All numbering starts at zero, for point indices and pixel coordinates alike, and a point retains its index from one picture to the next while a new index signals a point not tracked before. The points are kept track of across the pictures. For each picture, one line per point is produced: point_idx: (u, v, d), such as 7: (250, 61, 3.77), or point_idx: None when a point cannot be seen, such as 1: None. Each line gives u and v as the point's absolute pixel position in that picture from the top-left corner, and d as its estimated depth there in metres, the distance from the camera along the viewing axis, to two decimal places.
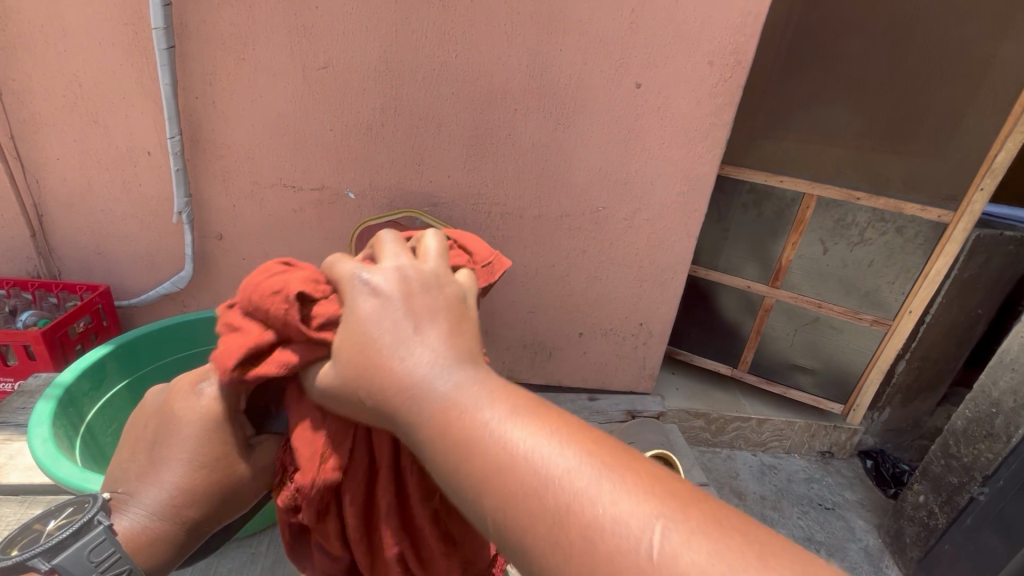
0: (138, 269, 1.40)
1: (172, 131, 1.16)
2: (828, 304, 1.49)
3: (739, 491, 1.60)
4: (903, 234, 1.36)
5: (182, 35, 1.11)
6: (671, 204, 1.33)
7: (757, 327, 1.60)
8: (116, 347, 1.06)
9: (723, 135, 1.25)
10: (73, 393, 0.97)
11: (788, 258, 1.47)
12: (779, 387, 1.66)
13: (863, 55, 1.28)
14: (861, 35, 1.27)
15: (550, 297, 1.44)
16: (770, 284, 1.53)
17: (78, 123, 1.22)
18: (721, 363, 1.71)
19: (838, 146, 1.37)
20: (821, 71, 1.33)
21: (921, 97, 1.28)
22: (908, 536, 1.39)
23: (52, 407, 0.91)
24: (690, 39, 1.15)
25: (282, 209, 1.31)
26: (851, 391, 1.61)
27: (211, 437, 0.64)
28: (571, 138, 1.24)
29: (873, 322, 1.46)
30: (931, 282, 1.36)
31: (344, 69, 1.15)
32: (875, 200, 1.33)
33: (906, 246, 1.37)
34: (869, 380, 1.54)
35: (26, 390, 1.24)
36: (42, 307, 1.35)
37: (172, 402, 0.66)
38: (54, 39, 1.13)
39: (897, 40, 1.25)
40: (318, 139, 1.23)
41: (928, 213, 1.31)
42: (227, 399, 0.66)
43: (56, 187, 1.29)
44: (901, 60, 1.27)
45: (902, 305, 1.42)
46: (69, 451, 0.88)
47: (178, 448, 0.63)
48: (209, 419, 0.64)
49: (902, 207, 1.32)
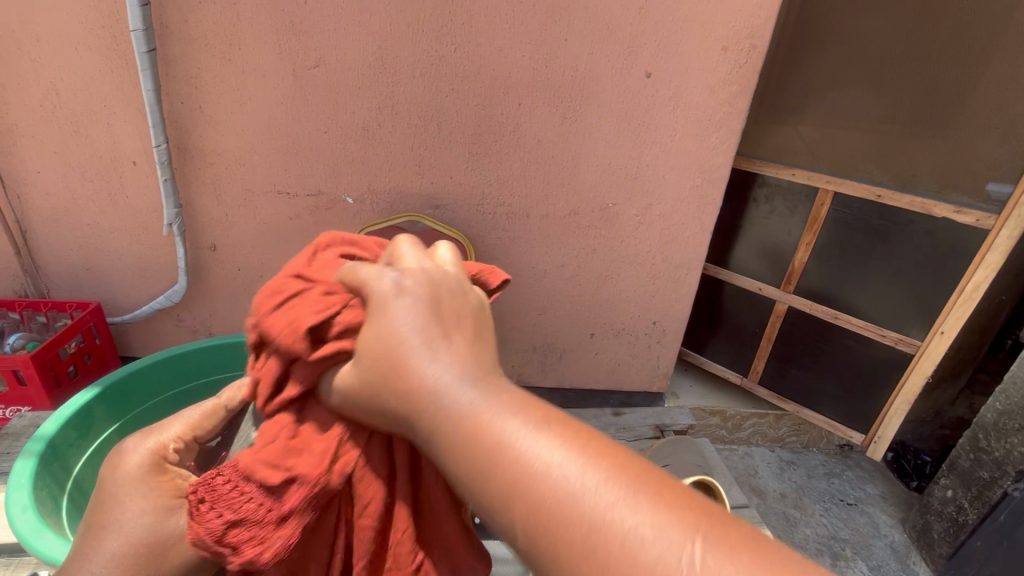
0: (130, 284, 1.34)
1: (158, 139, 1.10)
2: (846, 314, 1.41)
3: (758, 489, 1.56)
4: (935, 239, 1.23)
5: (164, 37, 1.04)
6: (684, 197, 1.28)
7: (769, 334, 1.57)
8: (102, 390, 1.02)
9: (738, 124, 1.20)
10: (57, 444, 0.94)
11: (802, 261, 1.43)
12: (791, 404, 1.60)
13: (881, 36, 1.24)
14: (881, 11, 1.23)
15: (560, 298, 1.39)
16: (783, 287, 1.49)
17: (58, 133, 1.15)
18: (731, 371, 1.68)
19: (857, 134, 1.33)
20: (837, 57, 1.32)
21: (953, 78, 1.18)
22: (936, 532, 1.36)
23: (32, 467, 0.88)
24: (702, 23, 1.09)
25: (278, 216, 1.25)
26: (872, 420, 1.48)
27: (142, 488, 0.56)
28: (578, 132, 1.18)
29: (898, 341, 1.35)
30: (969, 298, 1.21)
31: (336, 67, 1.09)
32: (896, 199, 1.25)
33: (938, 254, 1.24)
34: (894, 409, 1.41)
35: (10, 431, 1.18)
36: (31, 328, 1.29)
37: (108, 465, 0.60)
38: (28, 46, 1.06)
39: (920, 16, 1.18)
40: (312, 142, 1.16)
41: (963, 215, 1.17)
42: (155, 451, 0.60)
43: (39, 201, 1.23)
44: (928, 37, 1.19)
45: (935, 325, 1.28)
46: (52, 515, 0.85)
47: (128, 498, 0.56)
48: (130, 475, 0.58)
49: (930, 209, 1.21)
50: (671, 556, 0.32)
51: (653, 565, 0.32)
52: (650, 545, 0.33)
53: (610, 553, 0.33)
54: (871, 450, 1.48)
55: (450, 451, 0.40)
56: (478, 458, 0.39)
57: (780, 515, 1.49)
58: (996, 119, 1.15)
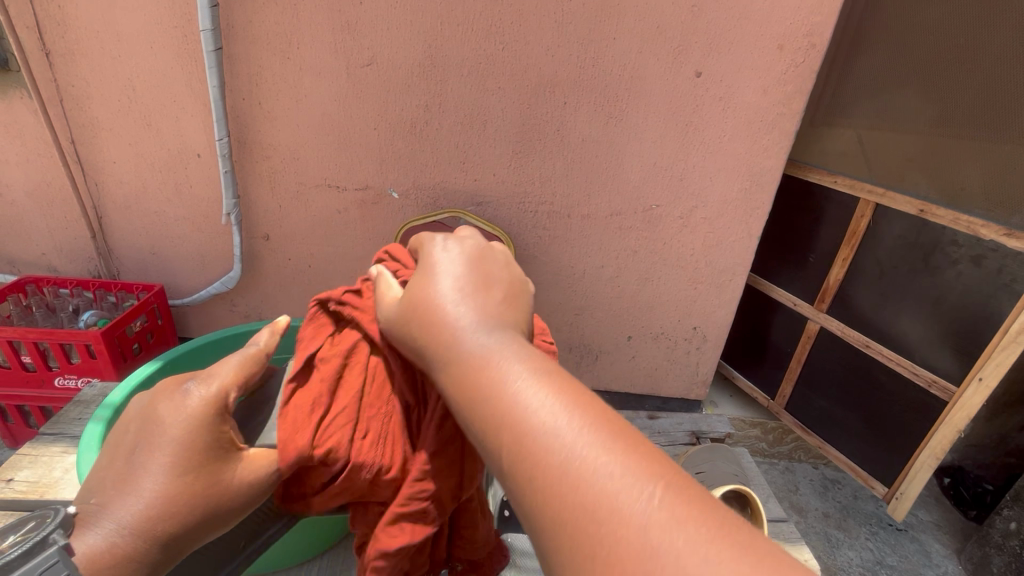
0: (191, 269, 1.43)
1: (221, 133, 1.16)
2: (877, 343, 1.33)
3: (798, 506, 1.50)
4: (982, 266, 1.12)
5: (229, 37, 1.10)
6: (732, 200, 1.24)
7: (799, 354, 1.53)
8: (163, 363, 1.09)
9: (792, 126, 1.16)
10: (121, 411, 0.98)
11: (837, 278, 1.39)
12: (815, 438, 1.54)
13: (939, 29, 1.15)
14: (943, 2, 1.14)
15: (598, 298, 1.38)
16: (816, 306, 1.45)
17: (132, 126, 1.24)
18: (758, 390, 1.68)
19: (905, 140, 1.25)
20: (893, 52, 1.24)
21: (1012, 80, 1.06)
22: (996, 567, 1.28)
23: (100, 431, 0.91)
24: (758, 22, 1.05)
25: (328, 209, 1.30)
26: (897, 474, 1.35)
27: (201, 434, 0.48)
28: (623, 132, 1.17)
29: (932, 383, 1.23)
30: (1014, 340, 1.06)
31: (388, 65, 1.12)
32: (938, 215, 1.16)
33: (988, 282, 1.12)
34: (919, 464, 1.27)
35: (81, 399, 1.27)
36: (102, 306, 1.39)
37: (152, 403, 0.49)
38: (109, 44, 1.15)
39: (981, 10, 1.08)
40: (362, 138, 1.20)
41: (1010, 240, 1.06)
42: (218, 393, 0.50)
43: (113, 189, 1.32)
44: (990, 34, 1.08)
45: (972, 370, 1.14)
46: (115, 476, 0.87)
47: (155, 450, 0.47)
48: (196, 416, 0.48)
49: (977, 230, 1.12)
50: (670, 523, 0.33)
51: (616, 510, 0.34)
52: (607, 479, 0.36)
53: (595, 499, 0.35)
54: (891, 507, 1.37)
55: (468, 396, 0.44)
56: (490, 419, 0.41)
57: (822, 535, 1.43)
58: None
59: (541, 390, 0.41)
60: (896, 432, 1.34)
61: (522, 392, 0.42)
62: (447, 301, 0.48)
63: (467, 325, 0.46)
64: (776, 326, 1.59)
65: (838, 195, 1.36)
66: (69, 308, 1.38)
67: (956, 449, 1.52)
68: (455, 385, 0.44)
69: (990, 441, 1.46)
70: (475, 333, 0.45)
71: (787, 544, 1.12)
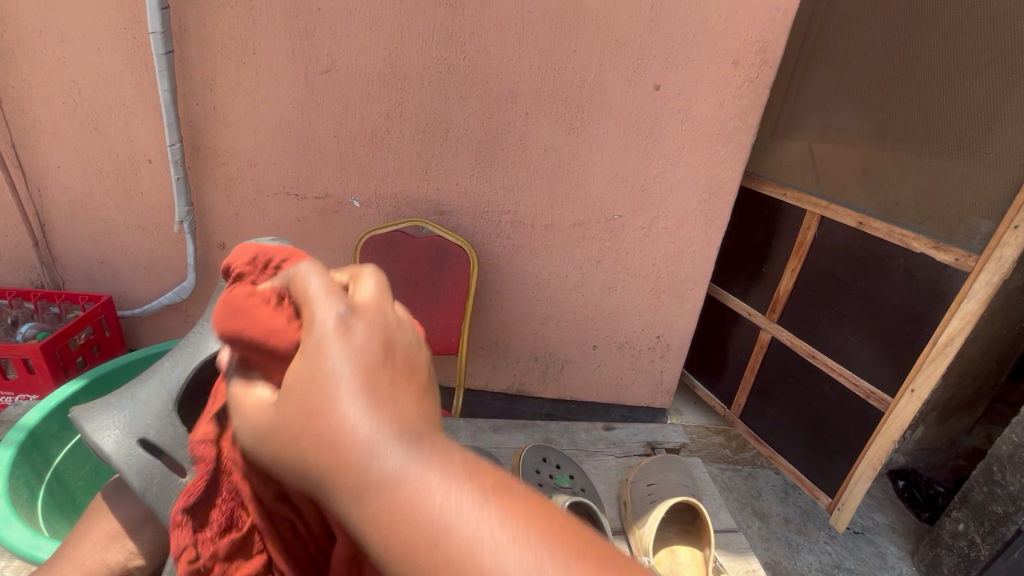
0: (141, 278, 1.37)
1: (172, 138, 1.13)
2: (824, 353, 1.36)
3: (760, 512, 1.52)
4: (916, 277, 1.15)
5: (181, 40, 1.07)
6: (692, 210, 1.26)
7: (753, 363, 1.56)
8: (87, 382, 1.07)
9: (748, 139, 1.19)
10: (38, 435, 0.99)
11: (788, 289, 1.42)
12: (768, 448, 1.56)
13: (878, 47, 1.21)
14: (882, 22, 1.20)
15: (562, 308, 1.38)
16: (768, 316, 1.49)
17: (79, 130, 1.18)
18: (716, 399, 1.71)
19: (848, 155, 1.29)
20: (839, 69, 1.29)
21: (942, 97, 1.11)
22: (947, 566, 1.32)
23: (11, 455, 0.93)
24: (713, 39, 1.08)
25: (286, 217, 1.26)
26: (839, 484, 1.38)
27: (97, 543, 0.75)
28: (585, 143, 1.18)
29: (871, 394, 1.26)
30: (942, 351, 1.09)
31: (347, 72, 1.10)
32: (874, 228, 1.20)
33: (925, 291, 1.14)
34: (859, 474, 1.30)
35: (6, 418, 1.22)
36: (43, 318, 1.30)
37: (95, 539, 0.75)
38: (53, 45, 1.10)
39: (916, 30, 1.14)
40: (321, 145, 1.18)
41: (940, 253, 1.09)
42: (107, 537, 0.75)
43: (58, 196, 1.26)
44: (923, 53, 1.13)
45: (905, 382, 1.17)
46: (22, 504, 0.91)
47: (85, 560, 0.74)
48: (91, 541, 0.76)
49: (908, 243, 1.15)
50: None
51: None
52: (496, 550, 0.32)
53: None
54: (834, 518, 1.39)
55: (383, 545, 0.34)
56: (396, 536, 0.33)
57: (783, 540, 1.45)
58: (976, 143, 1.06)
59: (503, 526, 0.32)
60: (839, 442, 1.37)
61: (448, 511, 0.33)
62: (339, 389, 0.35)
63: (369, 438, 0.34)
64: (736, 335, 1.61)
65: (790, 208, 1.39)
66: (7, 320, 1.28)
67: (910, 451, 1.56)
68: (377, 522, 0.34)
69: (943, 443, 1.54)
70: (382, 447, 0.34)
71: (736, 554, 1.13)
